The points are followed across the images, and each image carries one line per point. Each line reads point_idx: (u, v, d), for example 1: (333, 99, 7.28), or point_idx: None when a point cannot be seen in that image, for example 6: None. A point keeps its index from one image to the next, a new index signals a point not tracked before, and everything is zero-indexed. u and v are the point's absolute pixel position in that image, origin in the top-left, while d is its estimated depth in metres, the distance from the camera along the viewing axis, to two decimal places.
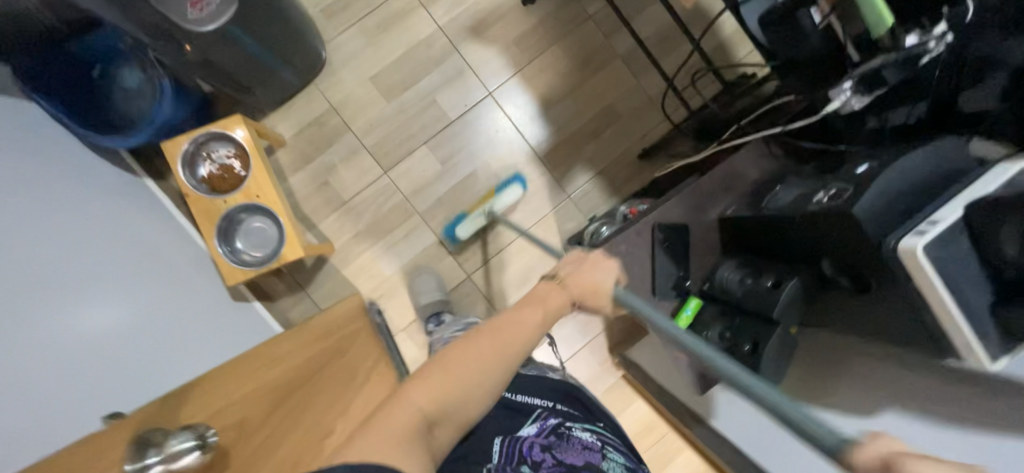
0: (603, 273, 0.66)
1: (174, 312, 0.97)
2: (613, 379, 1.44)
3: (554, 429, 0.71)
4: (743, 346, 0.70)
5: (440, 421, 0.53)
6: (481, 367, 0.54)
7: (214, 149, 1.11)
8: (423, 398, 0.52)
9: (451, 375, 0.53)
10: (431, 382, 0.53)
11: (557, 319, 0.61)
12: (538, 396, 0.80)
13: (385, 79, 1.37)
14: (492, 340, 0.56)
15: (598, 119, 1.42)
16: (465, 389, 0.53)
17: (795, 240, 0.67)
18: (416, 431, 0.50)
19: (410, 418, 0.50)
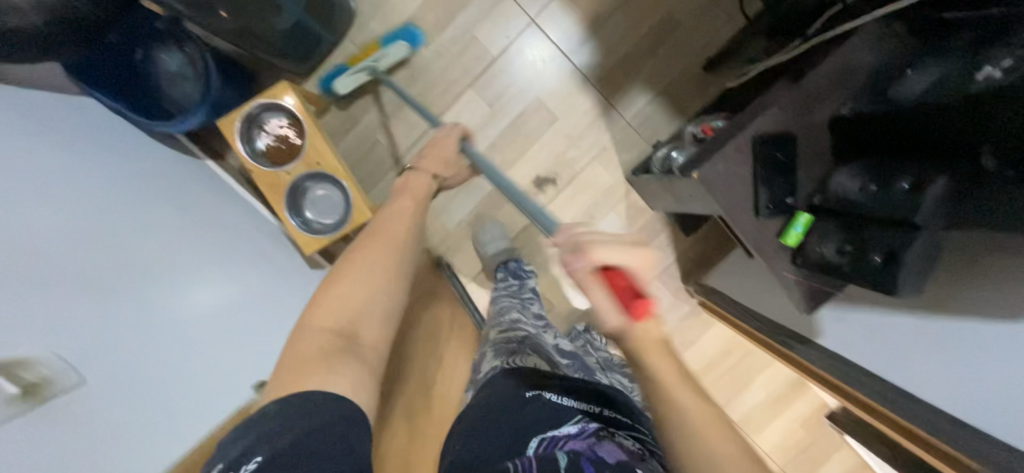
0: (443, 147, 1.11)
1: (253, 285, 1.02)
2: (688, 308, 1.42)
3: (595, 432, 0.71)
4: (871, 258, 0.69)
5: (355, 330, 0.67)
6: (368, 276, 0.70)
7: (268, 120, 1.08)
8: (324, 321, 0.66)
9: (335, 294, 0.68)
10: (331, 300, 0.68)
11: (418, 194, 0.99)
12: (574, 398, 0.79)
13: (417, 22, 1.27)
14: (381, 242, 0.74)
15: (653, 31, 1.28)
16: (360, 294, 0.69)
17: (948, 130, 0.63)
18: (337, 344, 0.64)
19: (320, 335, 0.65)
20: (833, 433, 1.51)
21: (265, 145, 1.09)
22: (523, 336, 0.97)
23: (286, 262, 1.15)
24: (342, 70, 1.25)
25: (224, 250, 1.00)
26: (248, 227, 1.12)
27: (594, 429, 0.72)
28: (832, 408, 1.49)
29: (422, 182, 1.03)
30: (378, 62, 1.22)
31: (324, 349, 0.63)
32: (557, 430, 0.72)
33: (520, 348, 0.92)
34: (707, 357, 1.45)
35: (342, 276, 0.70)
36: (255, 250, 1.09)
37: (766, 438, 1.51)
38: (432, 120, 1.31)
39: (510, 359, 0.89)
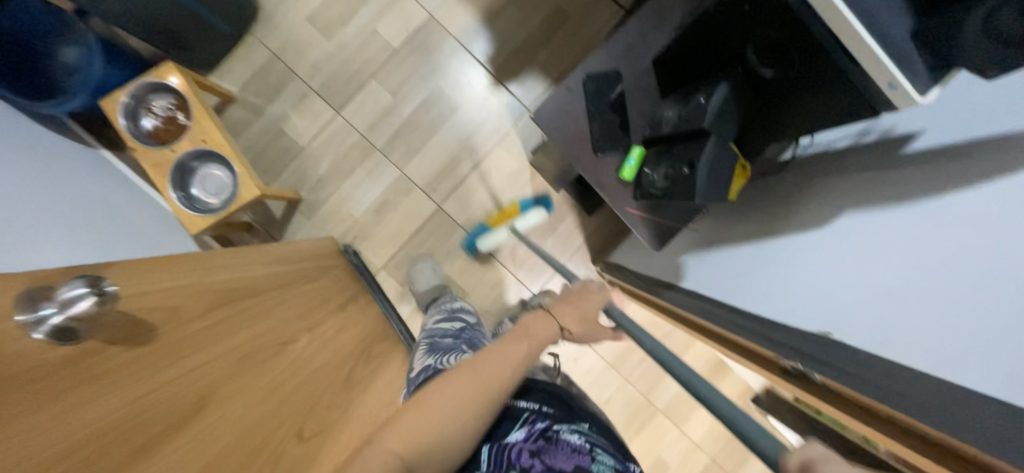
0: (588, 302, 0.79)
1: (82, 207, 0.93)
2: None
3: (542, 433, 0.69)
4: (681, 169, 0.65)
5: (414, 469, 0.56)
6: (459, 402, 0.61)
7: (154, 102, 1.10)
8: (397, 440, 0.56)
9: (421, 412, 0.59)
10: (399, 428, 0.58)
11: (542, 343, 0.71)
12: (527, 397, 0.76)
13: (321, 17, 1.33)
14: (473, 375, 0.64)
15: (546, 24, 1.36)
16: (443, 415, 0.60)
17: (726, 35, 0.66)
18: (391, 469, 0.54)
19: (383, 456, 0.54)
20: (758, 417, 1.49)
21: (150, 124, 1.10)
22: (457, 326, 1.04)
23: (109, 193, 1.07)
24: (483, 230, 1.36)
25: (38, 175, 0.89)
26: (50, 154, 1.01)
27: (540, 428, 0.69)
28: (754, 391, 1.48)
29: (548, 322, 0.74)
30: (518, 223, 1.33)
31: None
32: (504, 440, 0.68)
33: (454, 343, 0.96)
34: (625, 342, 1.43)
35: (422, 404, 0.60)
36: (70, 179, 0.98)
37: (694, 427, 1.47)
38: (336, 110, 1.34)
39: (443, 356, 0.91)
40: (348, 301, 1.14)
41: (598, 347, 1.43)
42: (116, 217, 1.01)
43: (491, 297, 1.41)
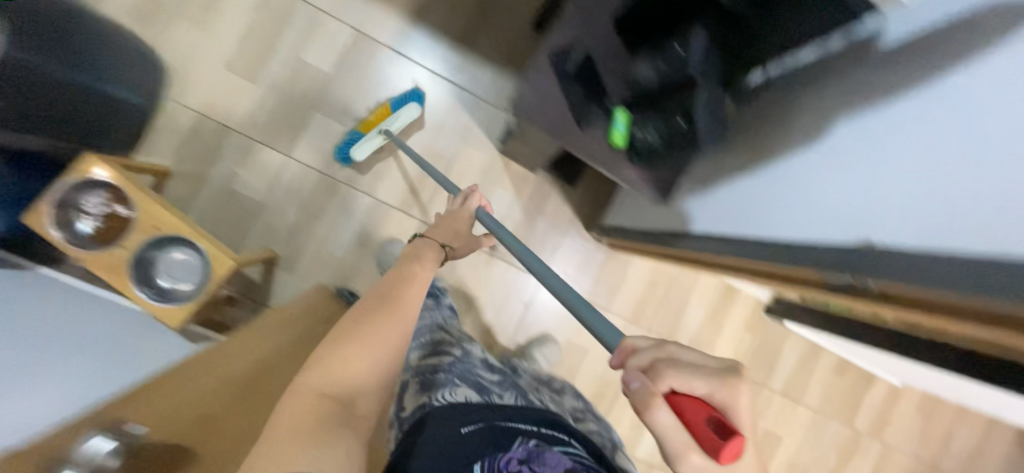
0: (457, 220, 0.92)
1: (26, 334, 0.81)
2: (603, 255, 1.44)
3: (532, 447, 0.71)
4: (677, 121, 0.73)
5: (352, 398, 0.62)
6: (388, 339, 0.66)
7: (84, 202, 0.99)
8: (322, 382, 0.60)
9: (346, 368, 0.62)
10: (318, 371, 0.61)
11: (434, 262, 0.82)
12: (519, 420, 0.77)
13: (239, 61, 1.22)
14: (394, 311, 0.69)
15: (475, 8, 1.31)
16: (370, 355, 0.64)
17: None
18: (331, 409, 0.59)
19: (311, 397, 0.59)
20: (775, 324, 1.59)
21: (88, 227, 0.99)
22: (448, 359, 0.92)
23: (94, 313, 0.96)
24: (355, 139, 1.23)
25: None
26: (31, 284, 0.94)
27: (532, 446, 0.71)
28: (766, 302, 1.57)
29: (434, 248, 0.86)
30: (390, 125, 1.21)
31: (313, 415, 0.57)
32: (500, 454, 0.69)
33: (446, 379, 0.85)
34: (639, 296, 1.48)
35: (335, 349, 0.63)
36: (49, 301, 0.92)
37: (720, 353, 1.56)
38: (284, 154, 1.25)
39: (440, 395, 0.80)
40: None
41: (613, 309, 1.47)
42: (82, 343, 0.88)
43: (501, 293, 1.40)
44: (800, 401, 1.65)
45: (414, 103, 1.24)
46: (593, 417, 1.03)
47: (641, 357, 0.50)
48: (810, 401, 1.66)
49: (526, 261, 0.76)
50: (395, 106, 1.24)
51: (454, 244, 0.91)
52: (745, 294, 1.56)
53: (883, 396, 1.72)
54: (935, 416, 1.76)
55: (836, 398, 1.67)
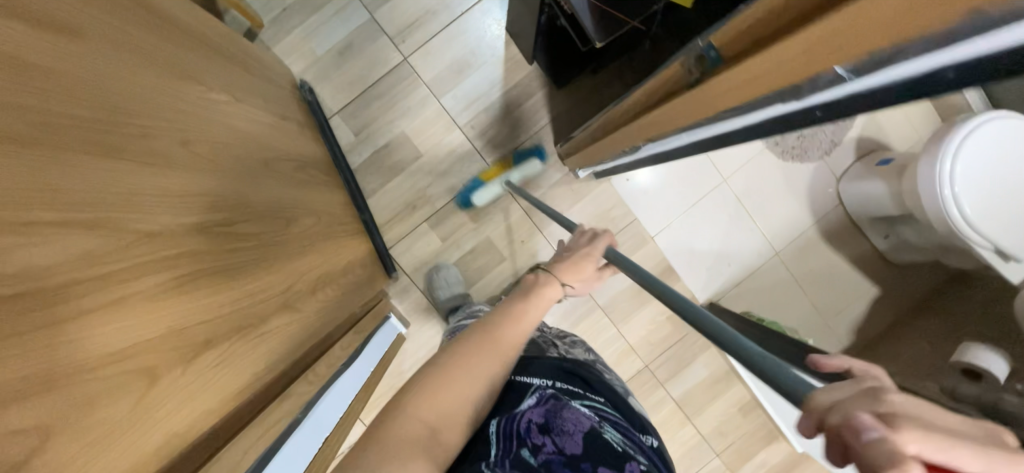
0: (586, 264, 0.80)
1: None
2: (558, 175, 1.40)
3: (552, 397, 0.68)
4: None
5: (439, 427, 0.51)
6: (478, 375, 0.57)
7: None
8: (429, 412, 0.51)
9: (450, 398, 0.53)
10: (429, 387, 0.53)
11: (547, 306, 0.70)
12: (537, 374, 0.73)
13: None
14: (491, 345, 0.60)
15: None
16: (461, 393, 0.55)
17: None
18: (422, 435, 0.49)
19: (418, 429, 0.49)
20: None
21: None
22: None
23: None
24: (478, 183, 1.36)
25: None
26: None
27: (548, 398, 0.68)
28: (700, 302, 1.46)
29: (553, 284, 0.74)
30: (511, 177, 1.34)
31: (414, 443, 0.48)
32: (513, 407, 0.64)
33: None
34: None
35: (461, 373, 0.56)
36: None
37: (632, 329, 1.47)
38: None
39: None
40: (289, 114, 1.12)
41: (549, 231, 1.41)
42: None
43: (444, 163, 1.38)
44: (691, 421, 1.51)
45: (538, 157, 1.36)
46: (605, 369, 0.93)
47: (843, 411, 0.28)
48: (702, 427, 1.51)
49: (662, 289, 0.62)
50: (520, 159, 1.37)
51: (575, 285, 0.78)
52: (682, 285, 1.45)
53: (782, 465, 1.53)
54: None
55: (730, 436, 1.52)
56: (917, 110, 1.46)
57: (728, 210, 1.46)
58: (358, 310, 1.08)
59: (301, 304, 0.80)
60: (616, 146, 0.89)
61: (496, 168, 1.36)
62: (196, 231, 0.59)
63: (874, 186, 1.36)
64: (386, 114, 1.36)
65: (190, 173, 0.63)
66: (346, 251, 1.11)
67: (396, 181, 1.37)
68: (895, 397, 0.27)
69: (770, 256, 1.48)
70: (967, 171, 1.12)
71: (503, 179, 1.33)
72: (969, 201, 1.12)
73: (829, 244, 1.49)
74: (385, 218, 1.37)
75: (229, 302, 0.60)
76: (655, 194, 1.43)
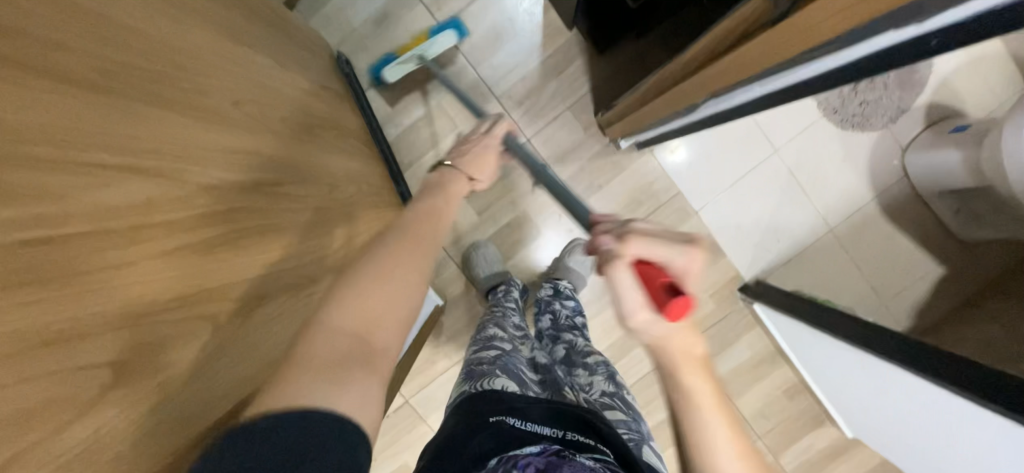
0: (490, 149, 1.05)
1: None
2: (598, 146, 1.35)
3: (556, 451, 0.63)
4: None
5: (370, 331, 0.48)
6: (396, 278, 0.52)
7: None
8: (356, 323, 0.48)
9: (373, 304, 0.49)
10: (354, 301, 0.48)
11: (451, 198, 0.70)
12: (547, 422, 0.71)
13: None
14: (403, 245, 0.55)
15: None
16: (380, 300, 0.49)
17: None
18: (354, 352, 0.47)
19: (344, 343, 0.46)
20: (742, 308, 1.42)
21: None
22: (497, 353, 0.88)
23: None
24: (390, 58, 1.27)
25: None
26: None
27: (553, 451, 0.64)
28: (745, 280, 1.40)
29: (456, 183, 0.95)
30: (426, 51, 1.24)
31: (341, 357, 0.46)
32: (513, 453, 0.63)
33: (491, 369, 0.82)
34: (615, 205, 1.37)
35: (365, 275, 0.50)
36: None
37: None
38: None
39: (479, 382, 0.80)
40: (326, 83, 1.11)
41: (586, 205, 1.37)
42: None
43: None
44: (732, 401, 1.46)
45: (451, 32, 1.24)
46: (627, 408, 0.84)
47: (605, 243, 0.59)
48: (743, 408, 1.46)
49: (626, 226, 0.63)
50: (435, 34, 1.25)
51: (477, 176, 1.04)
52: (726, 261, 1.39)
53: (828, 448, 1.48)
54: None
55: (774, 419, 1.47)
56: (1001, 70, 1.31)
57: (779, 183, 1.37)
58: None
59: (346, 268, 0.80)
60: (668, 103, 0.84)
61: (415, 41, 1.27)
62: (250, 189, 0.60)
63: (946, 155, 1.25)
64: (421, 84, 1.34)
65: (241, 132, 0.63)
66: (385, 221, 1.11)
67: (431, 153, 1.35)
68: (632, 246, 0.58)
69: (824, 231, 1.39)
70: None
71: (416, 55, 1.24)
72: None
73: (892, 220, 1.38)
74: (422, 191, 1.37)
75: (282, 260, 0.60)
76: (700, 166, 1.36)
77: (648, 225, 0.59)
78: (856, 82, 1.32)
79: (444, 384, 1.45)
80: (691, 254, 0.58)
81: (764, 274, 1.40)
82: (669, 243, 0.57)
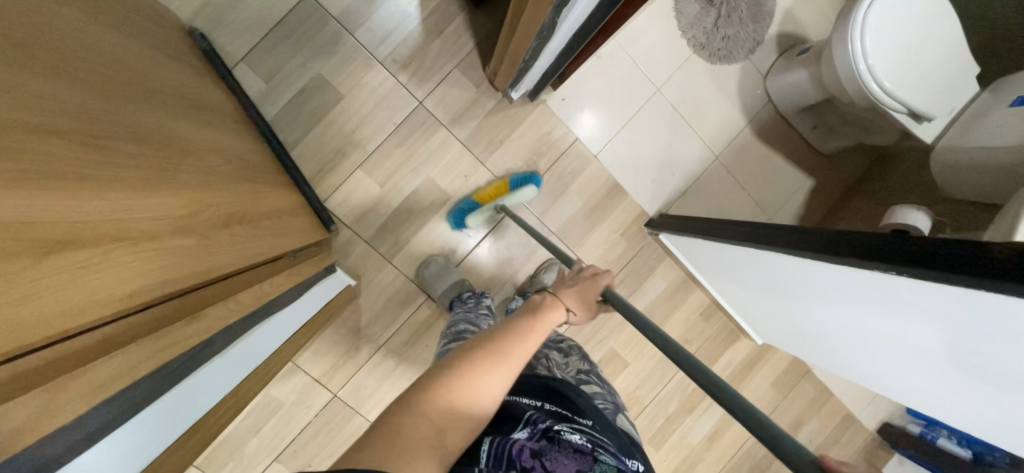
0: (592, 293, 0.80)
1: None
2: (492, 102, 1.35)
3: (545, 432, 0.63)
4: None
5: (446, 431, 0.51)
6: (483, 378, 0.57)
7: None
8: (451, 405, 0.53)
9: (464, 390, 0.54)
10: (443, 388, 0.54)
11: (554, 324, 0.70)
12: (526, 397, 0.70)
13: None
14: (492, 351, 0.60)
15: None
16: (466, 395, 0.55)
17: None
18: (432, 436, 0.50)
19: (427, 428, 0.50)
20: (651, 242, 1.49)
21: None
22: None
23: None
24: (472, 203, 1.33)
25: None
26: None
27: (544, 429, 0.64)
28: (650, 215, 1.48)
29: (556, 308, 0.73)
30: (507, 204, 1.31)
31: (427, 438, 0.49)
32: (506, 435, 0.63)
33: None
34: (517, 160, 1.38)
35: (454, 381, 0.55)
36: None
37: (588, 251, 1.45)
38: None
39: None
40: (179, 56, 1.01)
41: (489, 164, 1.36)
42: None
43: (369, 103, 1.29)
44: None
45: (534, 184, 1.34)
46: (597, 381, 0.92)
47: None
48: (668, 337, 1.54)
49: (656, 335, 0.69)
50: (513, 185, 1.34)
51: (577, 313, 0.77)
52: (630, 199, 1.46)
53: (744, 360, 1.59)
54: (792, 396, 1.62)
55: (696, 342, 1.56)
56: (827, 1, 1.50)
57: (666, 120, 1.46)
58: (292, 257, 1.00)
59: (211, 232, 0.72)
60: (536, 22, 0.85)
61: (495, 191, 1.32)
62: (50, 132, 0.50)
63: (797, 75, 1.40)
64: (297, 56, 1.26)
65: (42, 77, 0.54)
66: (270, 198, 1.02)
67: (319, 127, 1.28)
68: None
69: (711, 161, 1.50)
70: (874, 44, 1.15)
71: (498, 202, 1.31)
72: (883, 74, 1.16)
73: (765, 142, 1.53)
74: (314, 169, 1.28)
75: (106, 208, 0.52)
76: (592, 112, 1.42)
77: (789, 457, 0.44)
78: (715, 19, 1.44)
79: (372, 371, 1.38)
80: None
81: (665, 207, 1.48)
82: None
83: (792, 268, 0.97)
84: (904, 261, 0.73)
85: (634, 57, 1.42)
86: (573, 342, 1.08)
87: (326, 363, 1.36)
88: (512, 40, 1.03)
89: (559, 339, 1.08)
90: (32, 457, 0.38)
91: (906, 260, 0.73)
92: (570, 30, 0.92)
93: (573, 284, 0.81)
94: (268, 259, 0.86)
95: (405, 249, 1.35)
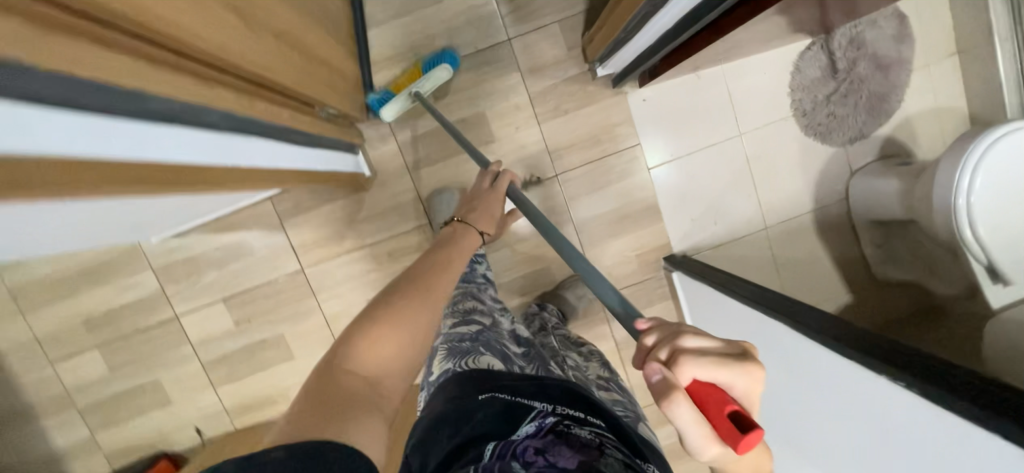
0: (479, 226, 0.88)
1: None
2: (575, 71, 1.30)
3: (553, 427, 0.67)
4: None
5: (377, 380, 0.51)
6: (408, 325, 0.57)
7: None
8: (370, 361, 0.52)
9: (385, 342, 0.54)
10: (367, 348, 0.53)
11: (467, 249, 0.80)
12: (536, 396, 0.73)
13: None
14: (413, 294, 0.61)
15: None
16: (391, 347, 0.55)
17: None
18: (360, 386, 0.50)
19: (357, 382, 0.50)
20: (661, 277, 1.42)
21: None
22: (477, 328, 0.92)
23: None
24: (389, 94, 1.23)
25: None
26: None
27: (552, 425, 0.67)
28: (673, 251, 1.41)
29: (473, 236, 0.84)
30: (421, 88, 1.18)
31: (354, 392, 0.49)
32: (512, 434, 0.66)
33: (471, 346, 0.85)
34: (572, 136, 1.33)
35: (381, 332, 0.55)
36: None
37: (597, 255, 1.40)
38: None
39: (461, 361, 0.82)
40: None
41: (545, 127, 1.33)
42: None
43: (462, 18, 1.27)
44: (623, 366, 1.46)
45: (447, 66, 1.19)
46: (618, 389, 0.95)
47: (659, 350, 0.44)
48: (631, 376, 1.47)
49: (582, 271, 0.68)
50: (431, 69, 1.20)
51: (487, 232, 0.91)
52: (661, 227, 1.39)
53: None
54: None
55: None
56: (954, 128, 1.38)
57: (734, 167, 1.38)
58: (321, 113, 1.01)
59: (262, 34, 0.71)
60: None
61: (409, 79, 1.21)
62: None
63: (887, 184, 1.30)
64: None
65: None
66: (332, 54, 1.01)
67: (407, 18, 1.26)
68: (691, 341, 0.44)
69: (758, 229, 1.41)
70: (987, 184, 1.04)
71: (413, 91, 1.19)
72: (986, 223, 1.04)
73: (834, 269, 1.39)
74: (384, 55, 1.28)
75: None
76: (666, 126, 1.35)
77: (708, 340, 0.44)
78: (831, 94, 1.34)
79: (346, 264, 1.38)
80: (751, 372, 0.42)
81: (691, 251, 1.41)
82: (727, 365, 0.42)
83: (794, 358, 0.88)
84: (908, 371, 0.68)
85: (731, 93, 1.35)
86: (595, 348, 1.11)
87: (308, 237, 1.36)
88: (617, 10, 0.98)
89: (582, 343, 1.13)
90: (33, 89, 0.36)
91: (952, 385, 0.62)
92: (690, 28, 0.87)
93: (478, 197, 0.95)
94: (298, 95, 0.85)
95: (429, 168, 1.33)
